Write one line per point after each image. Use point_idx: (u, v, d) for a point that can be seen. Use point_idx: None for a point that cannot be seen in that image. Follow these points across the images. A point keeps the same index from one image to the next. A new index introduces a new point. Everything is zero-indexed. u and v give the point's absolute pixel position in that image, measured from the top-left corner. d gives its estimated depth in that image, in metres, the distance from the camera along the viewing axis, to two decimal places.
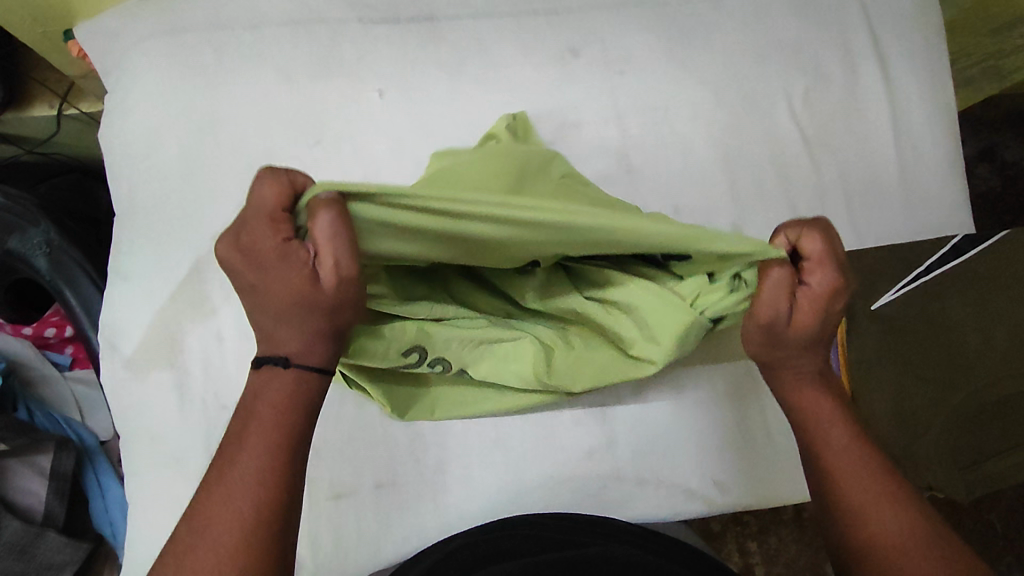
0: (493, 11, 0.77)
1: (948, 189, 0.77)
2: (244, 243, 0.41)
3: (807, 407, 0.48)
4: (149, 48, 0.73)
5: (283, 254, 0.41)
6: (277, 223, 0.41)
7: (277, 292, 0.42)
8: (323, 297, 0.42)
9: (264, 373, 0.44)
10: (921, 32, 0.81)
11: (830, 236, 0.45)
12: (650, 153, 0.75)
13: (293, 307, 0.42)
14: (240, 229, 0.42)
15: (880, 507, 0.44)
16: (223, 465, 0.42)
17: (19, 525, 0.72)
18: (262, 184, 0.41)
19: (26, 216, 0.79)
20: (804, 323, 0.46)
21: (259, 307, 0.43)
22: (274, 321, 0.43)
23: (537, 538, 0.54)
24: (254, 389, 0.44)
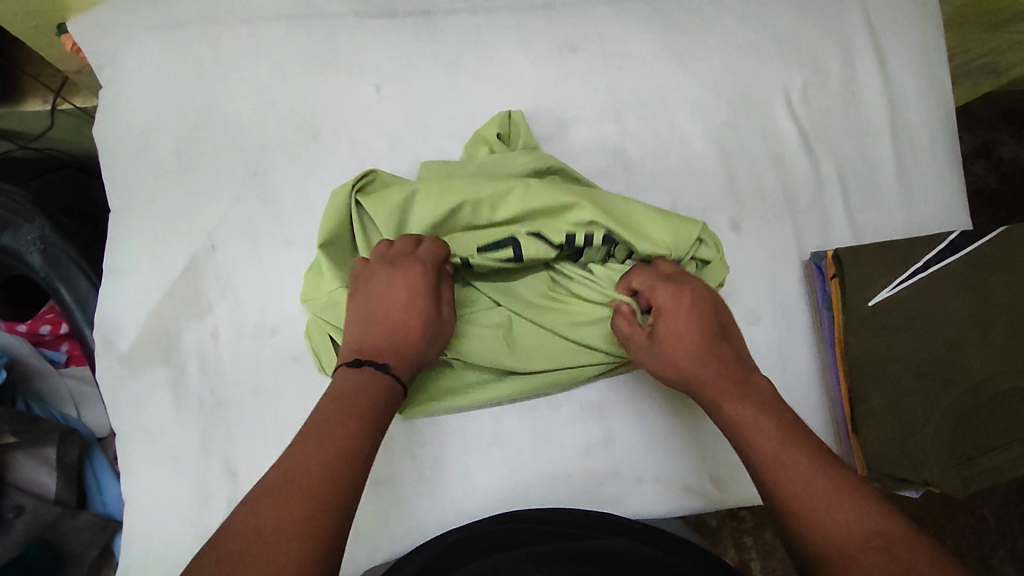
0: (490, 5, 0.76)
1: (945, 185, 0.77)
2: (387, 281, 0.58)
3: (746, 431, 0.49)
4: (144, 42, 0.72)
5: (407, 296, 0.57)
6: (423, 272, 0.59)
7: (399, 321, 0.57)
8: (430, 329, 0.58)
9: (357, 375, 0.52)
10: (919, 28, 0.81)
11: (649, 271, 0.61)
12: (648, 148, 0.74)
13: (402, 330, 0.56)
14: (391, 272, 0.59)
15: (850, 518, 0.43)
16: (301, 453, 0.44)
17: (27, 520, 0.74)
18: (434, 249, 0.61)
19: (20, 212, 0.79)
20: (672, 330, 0.56)
21: (369, 329, 0.57)
22: (388, 337, 0.56)
23: (538, 530, 0.55)
24: (342, 390, 0.50)
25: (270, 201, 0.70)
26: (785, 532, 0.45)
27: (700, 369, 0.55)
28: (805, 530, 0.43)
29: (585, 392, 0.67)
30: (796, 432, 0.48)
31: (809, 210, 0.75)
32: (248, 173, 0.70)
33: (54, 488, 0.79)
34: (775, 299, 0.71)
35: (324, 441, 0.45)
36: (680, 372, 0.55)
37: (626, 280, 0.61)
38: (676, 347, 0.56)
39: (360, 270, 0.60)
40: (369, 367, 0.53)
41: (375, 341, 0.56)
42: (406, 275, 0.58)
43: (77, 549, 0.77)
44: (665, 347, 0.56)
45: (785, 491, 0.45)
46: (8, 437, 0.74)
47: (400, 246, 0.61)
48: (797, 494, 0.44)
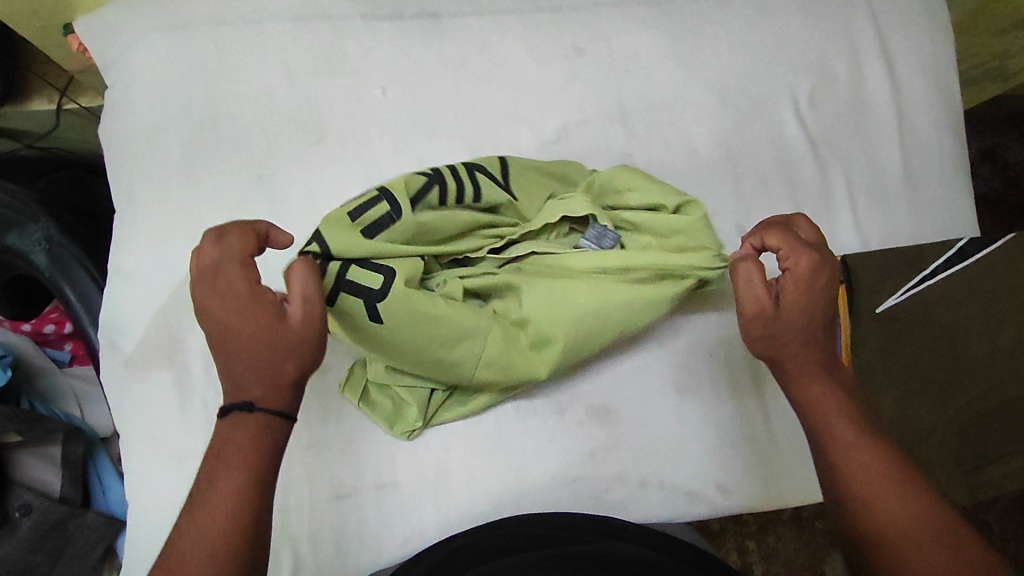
0: (497, 8, 0.76)
1: (953, 191, 0.77)
2: (217, 299, 0.45)
3: (828, 418, 0.47)
4: (150, 43, 0.72)
5: (249, 309, 0.45)
6: (246, 272, 0.45)
7: (247, 341, 0.44)
8: (285, 344, 0.45)
9: (231, 421, 0.44)
10: (927, 32, 0.80)
11: (789, 233, 0.53)
12: (654, 152, 0.74)
13: (259, 354, 0.44)
14: (216, 288, 0.45)
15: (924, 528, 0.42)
16: (186, 524, 0.41)
17: (31, 522, 0.74)
18: (238, 253, 0.45)
19: (25, 211, 0.79)
20: (790, 300, 0.51)
21: (228, 357, 0.45)
22: (235, 359, 0.45)
23: (538, 535, 0.54)
24: (220, 438, 0.44)
25: (275, 203, 0.69)
26: (847, 523, 0.45)
27: (796, 351, 0.50)
28: (871, 530, 0.43)
29: (590, 396, 0.67)
30: (869, 421, 0.48)
31: (816, 215, 0.74)
32: (254, 175, 0.70)
33: (59, 485, 0.79)
34: None
35: (203, 504, 0.42)
36: (778, 349, 0.51)
37: (757, 236, 0.54)
38: (789, 318, 0.50)
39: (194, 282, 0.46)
40: (240, 414, 0.44)
41: (232, 364, 0.45)
42: (230, 287, 0.45)
43: (83, 548, 0.77)
44: (781, 317, 0.50)
45: (860, 488, 0.44)
46: (13, 434, 0.74)
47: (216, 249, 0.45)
48: (872, 495, 0.44)
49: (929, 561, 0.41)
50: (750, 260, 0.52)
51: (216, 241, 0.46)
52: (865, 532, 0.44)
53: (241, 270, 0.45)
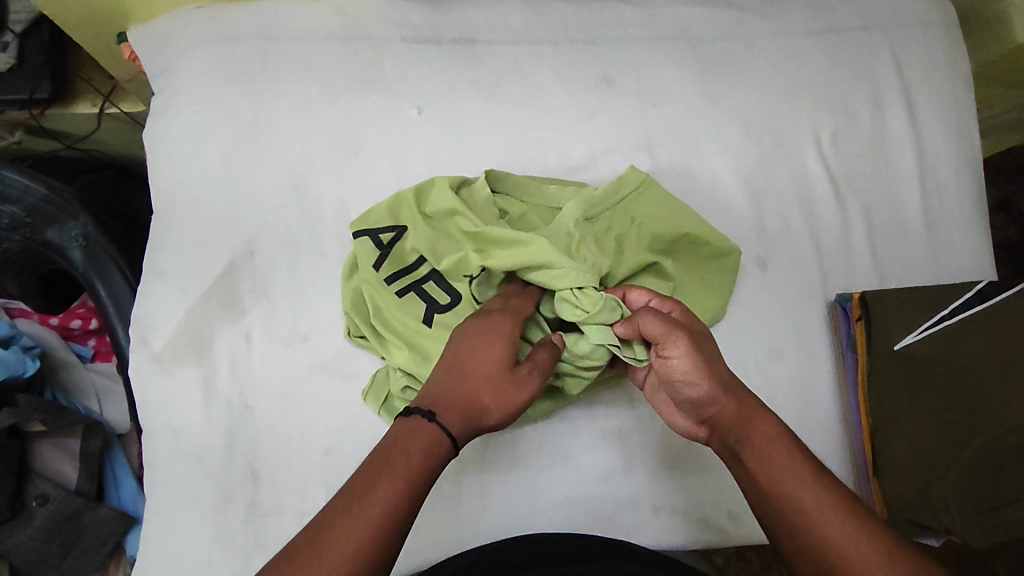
0: (532, 37, 0.79)
1: (971, 235, 0.78)
2: (484, 336, 0.55)
3: (772, 469, 0.49)
4: (199, 54, 0.75)
5: (499, 352, 0.54)
6: (514, 324, 0.56)
7: (484, 361, 0.53)
8: (512, 390, 0.53)
9: (413, 425, 0.50)
10: (949, 80, 0.82)
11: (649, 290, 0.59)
12: (678, 183, 0.76)
13: (483, 382, 0.52)
14: (482, 321, 0.56)
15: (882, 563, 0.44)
16: (370, 488, 0.45)
17: (46, 514, 0.76)
18: (507, 322, 0.56)
19: (66, 208, 0.81)
20: (695, 342, 0.52)
21: (452, 375, 0.53)
22: (462, 367, 0.53)
23: (556, 554, 0.55)
24: (413, 431, 0.49)
25: (310, 213, 0.72)
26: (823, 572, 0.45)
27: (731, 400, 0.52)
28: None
29: (605, 419, 0.68)
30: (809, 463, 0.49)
31: (834, 253, 0.76)
32: (290, 183, 0.72)
33: (75, 478, 0.80)
34: (797, 338, 0.72)
35: (386, 476, 0.46)
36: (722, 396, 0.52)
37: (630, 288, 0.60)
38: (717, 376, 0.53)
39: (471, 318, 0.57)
40: (421, 417, 0.50)
41: (453, 366, 0.53)
42: (495, 328, 0.55)
43: (94, 542, 0.78)
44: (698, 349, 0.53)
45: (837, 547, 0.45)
46: (36, 424, 0.76)
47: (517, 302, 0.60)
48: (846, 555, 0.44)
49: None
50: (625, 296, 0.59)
51: (522, 298, 0.61)
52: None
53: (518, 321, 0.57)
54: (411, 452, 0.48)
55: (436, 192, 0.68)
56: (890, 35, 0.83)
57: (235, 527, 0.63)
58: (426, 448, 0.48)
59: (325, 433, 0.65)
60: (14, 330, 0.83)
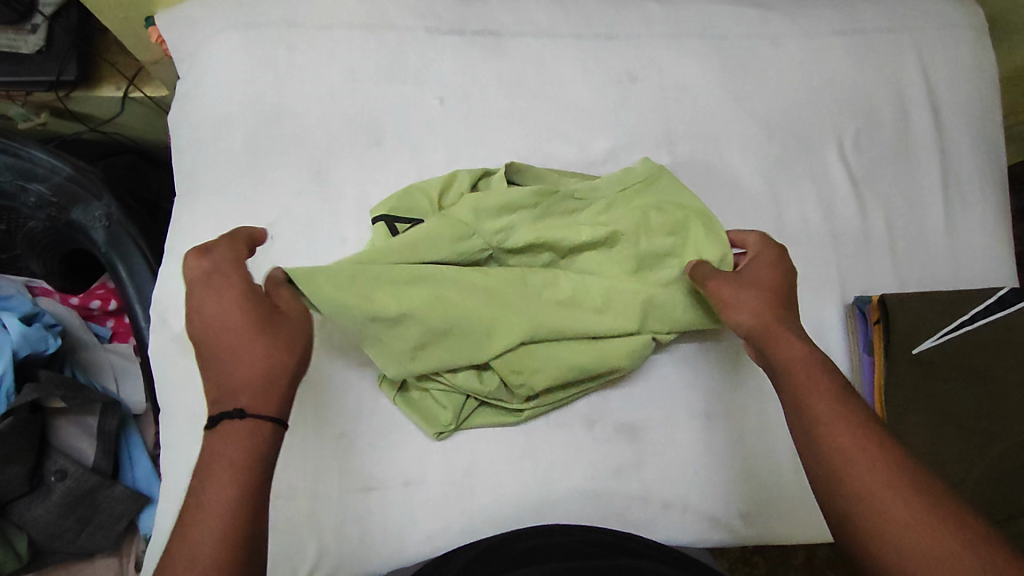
0: (555, 30, 0.79)
1: (994, 242, 0.77)
2: (219, 304, 0.50)
3: (806, 404, 0.50)
4: (225, 39, 0.75)
5: (240, 309, 0.49)
6: (245, 274, 0.52)
7: (240, 326, 0.49)
8: (284, 330, 0.50)
9: (223, 431, 0.45)
10: (975, 85, 0.81)
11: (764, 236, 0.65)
12: (698, 179, 0.76)
13: (264, 344, 0.48)
14: (214, 290, 0.50)
15: (892, 491, 0.44)
16: (201, 494, 0.43)
17: (65, 489, 0.77)
18: (238, 277, 0.51)
19: (90, 189, 0.82)
20: (742, 284, 0.59)
21: (226, 359, 0.48)
22: (236, 349, 0.48)
23: (573, 549, 0.54)
24: (228, 433, 0.45)
25: (330, 200, 0.72)
26: (832, 488, 0.46)
27: (771, 323, 0.55)
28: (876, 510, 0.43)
29: (617, 414, 0.68)
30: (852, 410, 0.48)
31: (854, 256, 0.75)
32: (311, 171, 0.73)
33: (91, 455, 0.81)
34: (814, 340, 0.71)
35: (213, 480, 0.43)
36: (760, 322, 0.56)
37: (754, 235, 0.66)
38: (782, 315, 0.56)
39: (190, 298, 0.51)
40: (230, 420, 0.45)
41: (220, 354, 0.48)
42: (228, 289, 0.50)
43: (108, 519, 0.80)
44: (746, 295, 0.58)
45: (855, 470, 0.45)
46: (56, 400, 0.77)
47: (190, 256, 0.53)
48: (856, 472, 0.45)
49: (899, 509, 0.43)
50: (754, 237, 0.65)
51: (227, 244, 0.54)
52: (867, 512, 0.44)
53: (238, 269, 0.52)
54: (216, 461, 0.44)
55: (457, 184, 0.69)
56: (917, 37, 0.82)
57: None
58: (241, 441, 0.45)
59: (340, 418, 0.66)
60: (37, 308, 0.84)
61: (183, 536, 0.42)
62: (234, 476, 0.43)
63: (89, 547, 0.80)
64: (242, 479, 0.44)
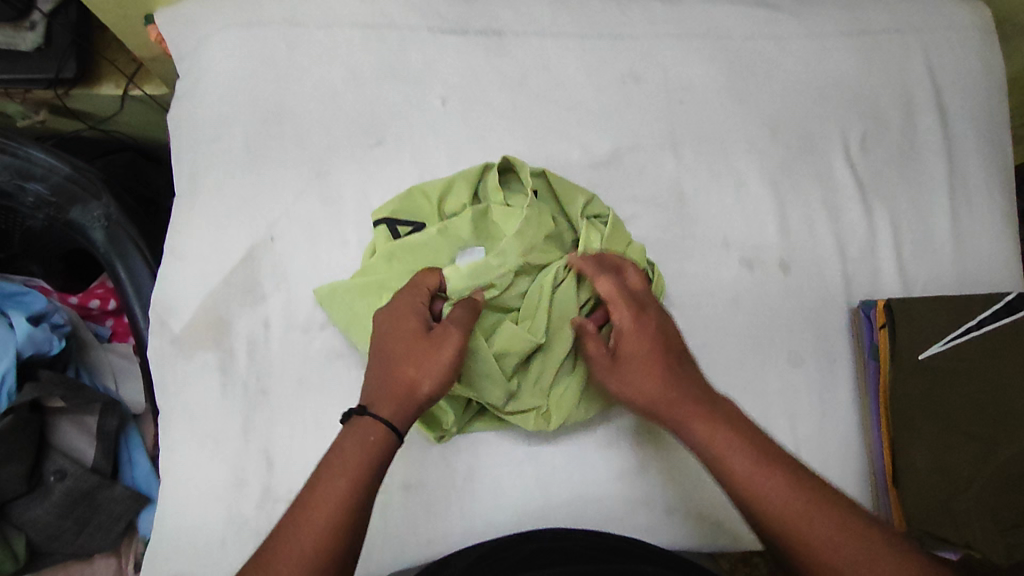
0: (559, 30, 0.78)
1: (1000, 246, 0.76)
2: (394, 321, 0.57)
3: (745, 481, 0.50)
4: (225, 38, 0.75)
5: (407, 330, 0.56)
6: (423, 298, 0.59)
7: (399, 343, 0.56)
8: (427, 351, 0.54)
9: (355, 424, 0.52)
10: (983, 87, 0.81)
11: (617, 282, 0.60)
12: (703, 181, 0.75)
13: (405, 359, 0.54)
14: (394, 310, 0.58)
15: (760, 479, 0.49)
16: (321, 477, 0.49)
17: (66, 488, 0.77)
18: (421, 304, 0.58)
19: (89, 188, 0.82)
20: (642, 355, 0.57)
21: (379, 369, 0.55)
22: (387, 361, 0.55)
23: (566, 550, 0.54)
24: (360, 429, 0.52)
25: (330, 201, 0.72)
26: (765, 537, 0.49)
27: (681, 404, 0.55)
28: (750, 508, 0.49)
29: (619, 418, 0.67)
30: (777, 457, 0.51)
31: (859, 259, 0.74)
32: (312, 171, 0.72)
33: (91, 455, 0.80)
34: (819, 344, 0.71)
35: (332, 469, 0.49)
36: (660, 398, 0.55)
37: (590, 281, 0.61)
38: (629, 353, 0.58)
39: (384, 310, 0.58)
40: (364, 417, 0.52)
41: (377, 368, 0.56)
42: (408, 311, 0.57)
43: (108, 520, 0.80)
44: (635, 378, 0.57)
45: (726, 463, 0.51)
46: (56, 399, 0.77)
47: (425, 279, 0.60)
48: (733, 471, 0.50)
49: (770, 497, 0.48)
50: (601, 279, 0.60)
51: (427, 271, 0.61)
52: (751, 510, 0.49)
53: (422, 297, 0.58)
54: (344, 454, 0.50)
55: (456, 191, 0.68)
56: (924, 37, 0.81)
57: (249, 512, 0.63)
58: (369, 446, 0.50)
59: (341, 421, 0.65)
60: (49, 306, 0.82)
61: (299, 513, 0.47)
62: (356, 470, 0.49)
63: (89, 548, 0.80)
64: (354, 473, 0.49)
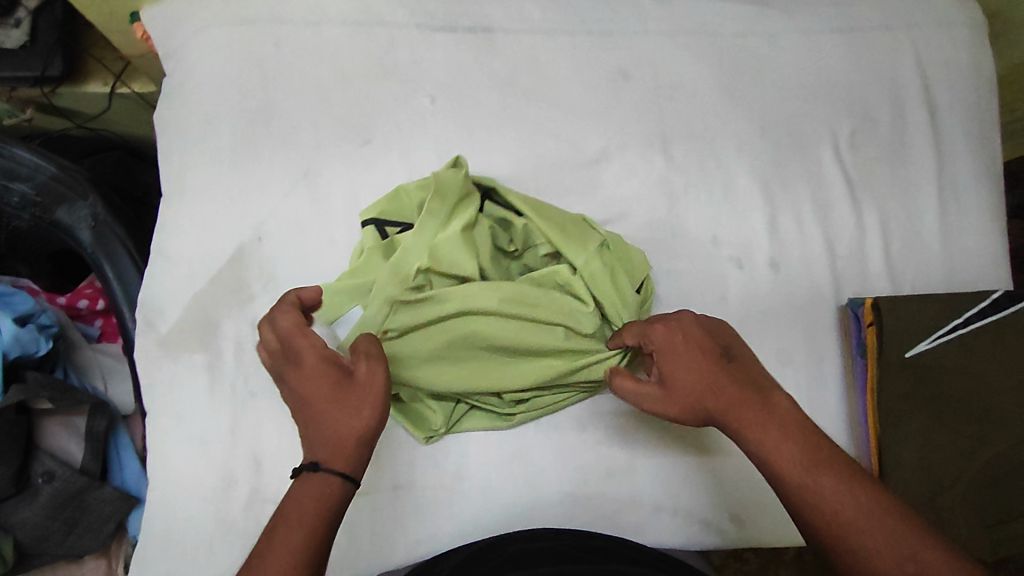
0: (548, 27, 0.78)
1: (989, 243, 0.77)
2: (300, 372, 0.52)
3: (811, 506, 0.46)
4: (212, 36, 0.74)
5: (320, 373, 0.51)
6: (315, 338, 0.54)
7: (318, 385, 0.51)
8: (350, 392, 0.50)
9: (299, 483, 0.47)
10: (972, 84, 0.81)
11: (672, 326, 0.55)
12: (692, 180, 0.75)
13: (331, 401, 0.50)
14: (292, 363, 0.53)
15: (811, 473, 0.47)
16: (273, 549, 0.44)
17: (53, 489, 0.76)
18: (318, 343, 0.53)
19: (75, 188, 0.81)
20: (679, 374, 0.53)
21: (306, 417, 0.50)
22: (310, 414, 0.50)
23: (559, 552, 0.53)
24: (301, 490, 0.47)
25: (318, 200, 0.71)
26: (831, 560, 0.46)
27: (742, 411, 0.50)
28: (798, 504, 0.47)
29: (609, 417, 0.68)
30: (851, 483, 0.46)
31: (848, 258, 0.75)
32: (299, 170, 0.72)
33: (81, 455, 0.80)
34: (807, 343, 0.71)
35: (284, 538, 0.44)
36: (689, 411, 0.52)
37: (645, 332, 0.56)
38: (683, 370, 0.53)
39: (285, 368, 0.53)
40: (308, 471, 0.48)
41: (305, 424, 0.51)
42: (311, 356, 0.52)
43: (97, 521, 0.79)
44: (675, 399, 0.53)
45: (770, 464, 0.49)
46: (44, 401, 0.76)
47: (280, 320, 0.55)
48: (779, 463, 0.48)
49: (822, 493, 0.46)
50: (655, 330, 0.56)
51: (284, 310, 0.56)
52: (800, 508, 0.47)
53: (315, 336, 0.54)
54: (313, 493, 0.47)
55: None
56: (914, 34, 0.81)
57: (237, 514, 0.63)
58: (321, 496, 0.47)
59: None
60: (35, 306, 0.82)
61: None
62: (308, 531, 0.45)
63: (79, 549, 0.79)
64: (309, 536, 0.45)
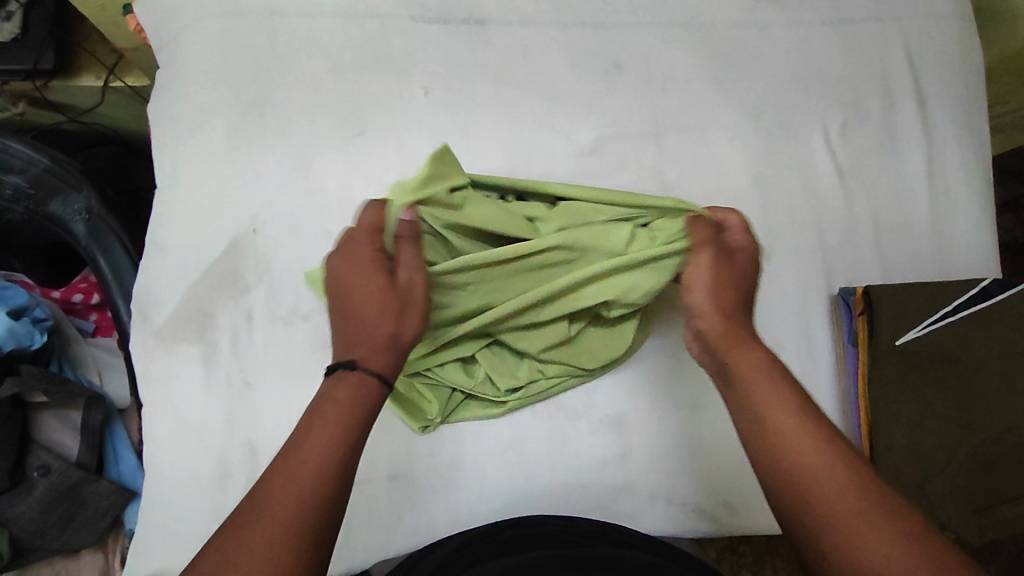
0: (541, 19, 0.78)
1: (978, 233, 0.77)
2: (348, 271, 0.54)
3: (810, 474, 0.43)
4: (206, 28, 0.74)
5: (369, 276, 0.53)
6: (371, 240, 0.55)
7: (364, 292, 0.52)
8: (400, 295, 0.52)
9: (334, 378, 0.49)
10: (961, 75, 0.81)
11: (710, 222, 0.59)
12: (685, 171, 0.75)
13: (377, 305, 0.52)
14: (347, 254, 0.55)
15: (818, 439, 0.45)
16: (296, 454, 0.43)
17: (48, 484, 0.77)
18: (369, 246, 0.55)
19: (69, 180, 0.81)
20: (722, 271, 0.56)
21: (346, 320, 0.52)
22: (353, 317, 0.52)
23: (546, 535, 0.54)
24: (339, 390, 0.48)
25: (312, 192, 0.71)
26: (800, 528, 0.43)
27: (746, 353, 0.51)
28: (758, 412, 0.47)
29: (603, 406, 0.68)
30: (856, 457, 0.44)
31: (839, 247, 0.75)
32: (294, 162, 0.72)
33: (75, 450, 0.80)
34: (800, 332, 0.72)
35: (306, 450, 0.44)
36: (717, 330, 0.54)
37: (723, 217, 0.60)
38: (710, 295, 0.55)
39: (333, 264, 0.55)
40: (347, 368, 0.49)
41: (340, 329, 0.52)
42: (360, 260, 0.54)
43: (93, 516, 0.79)
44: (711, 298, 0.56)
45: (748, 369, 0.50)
46: (39, 394, 0.76)
47: (360, 218, 0.56)
48: (779, 420, 0.46)
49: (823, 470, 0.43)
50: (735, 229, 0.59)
51: (373, 208, 0.57)
52: (790, 476, 0.44)
53: (368, 240, 0.55)
54: (303, 450, 0.44)
55: None
56: (904, 27, 0.82)
57: (233, 504, 0.63)
58: (354, 395, 0.47)
59: None
60: (30, 300, 0.81)
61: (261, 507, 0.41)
62: (336, 447, 0.44)
63: (75, 544, 0.79)
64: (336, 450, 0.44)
